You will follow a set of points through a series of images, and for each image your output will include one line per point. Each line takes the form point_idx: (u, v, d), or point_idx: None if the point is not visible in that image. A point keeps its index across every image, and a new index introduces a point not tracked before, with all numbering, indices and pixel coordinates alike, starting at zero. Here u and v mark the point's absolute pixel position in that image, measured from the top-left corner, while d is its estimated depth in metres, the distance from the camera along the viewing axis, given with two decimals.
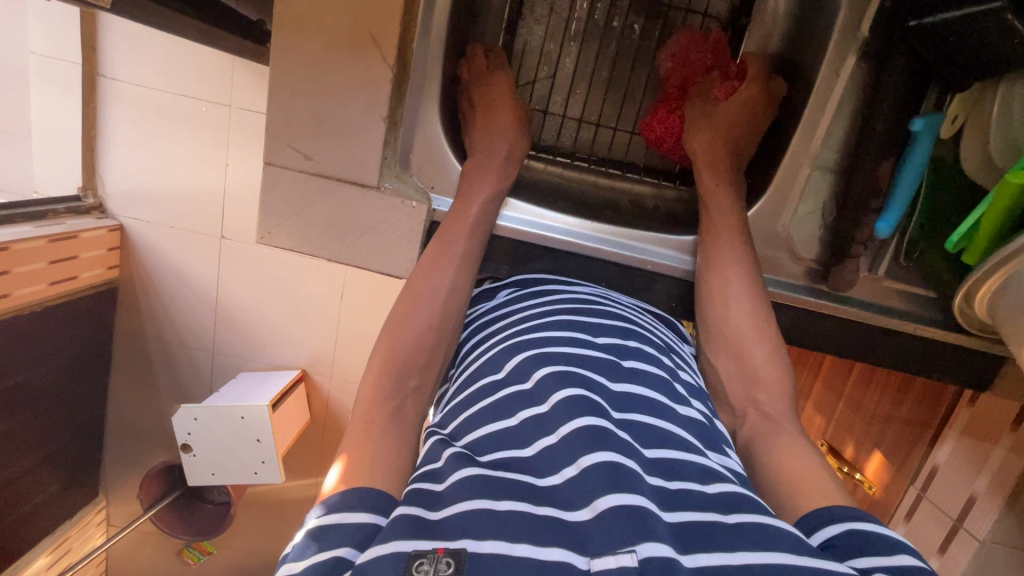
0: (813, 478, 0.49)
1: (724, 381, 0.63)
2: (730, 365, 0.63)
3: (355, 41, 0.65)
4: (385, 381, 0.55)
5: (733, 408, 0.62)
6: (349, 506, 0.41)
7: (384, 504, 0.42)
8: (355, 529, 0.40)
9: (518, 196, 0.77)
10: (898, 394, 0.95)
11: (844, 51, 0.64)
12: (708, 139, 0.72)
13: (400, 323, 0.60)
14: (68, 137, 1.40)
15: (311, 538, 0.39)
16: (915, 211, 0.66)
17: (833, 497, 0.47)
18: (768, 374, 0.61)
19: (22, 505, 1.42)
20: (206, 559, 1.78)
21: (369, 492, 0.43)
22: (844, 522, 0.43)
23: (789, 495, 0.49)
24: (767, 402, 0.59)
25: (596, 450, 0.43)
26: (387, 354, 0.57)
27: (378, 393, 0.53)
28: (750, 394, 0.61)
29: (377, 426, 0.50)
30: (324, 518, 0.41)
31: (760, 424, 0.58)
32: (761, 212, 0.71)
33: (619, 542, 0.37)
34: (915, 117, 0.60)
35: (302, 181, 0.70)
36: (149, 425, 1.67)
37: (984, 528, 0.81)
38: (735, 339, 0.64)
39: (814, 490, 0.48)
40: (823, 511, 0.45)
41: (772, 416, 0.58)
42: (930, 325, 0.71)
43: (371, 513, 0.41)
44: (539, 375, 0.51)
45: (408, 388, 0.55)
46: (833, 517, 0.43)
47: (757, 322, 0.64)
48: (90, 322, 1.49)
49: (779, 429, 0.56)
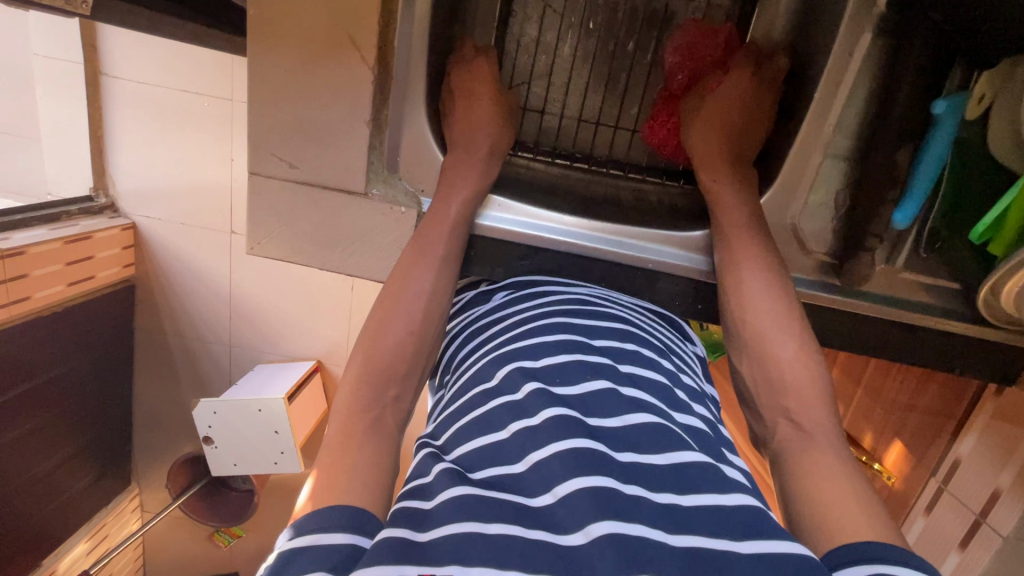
0: (837, 498, 0.47)
1: (750, 385, 0.61)
2: (752, 369, 0.61)
3: (334, 41, 0.62)
4: (362, 391, 0.53)
5: (766, 421, 0.58)
6: (323, 527, 0.40)
7: (366, 524, 0.42)
8: (328, 551, 0.39)
9: (503, 192, 0.74)
10: (921, 381, 0.91)
11: (860, 29, 0.59)
12: (705, 136, 0.69)
13: (376, 334, 0.58)
14: (75, 139, 1.41)
15: (282, 563, 0.38)
16: (936, 199, 0.61)
17: (857, 518, 0.45)
18: (792, 381, 0.58)
19: (57, 497, 1.48)
20: (236, 542, 1.85)
21: (345, 510, 0.42)
22: (868, 563, 0.40)
23: (817, 515, 0.47)
24: (798, 411, 0.56)
25: (589, 474, 0.42)
26: (370, 365, 0.56)
27: (356, 403, 0.52)
28: (780, 402, 0.58)
29: (354, 441, 0.49)
30: (295, 542, 0.40)
31: (792, 438, 0.55)
32: (771, 202, 0.66)
33: (617, 572, 0.36)
34: (937, 100, 0.56)
35: (287, 190, 0.69)
36: (172, 417, 1.72)
37: (1008, 524, 0.78)
38: (756, 342, 0.61)
39: (842, 514, 0.46)
40: (850, 547, 0.42)
41: (803, 427, 0.55)
42: (952, 318, 0.67)
43: (348, 533, 0.40)
44: (528, 387, 0.50)
45: (386, 398, 0.54)
46: (858, 557, 0.40)
47: (780, 324, 0.61)
48: (110, 321, 1.52)
49: (809, 444, 0.54)
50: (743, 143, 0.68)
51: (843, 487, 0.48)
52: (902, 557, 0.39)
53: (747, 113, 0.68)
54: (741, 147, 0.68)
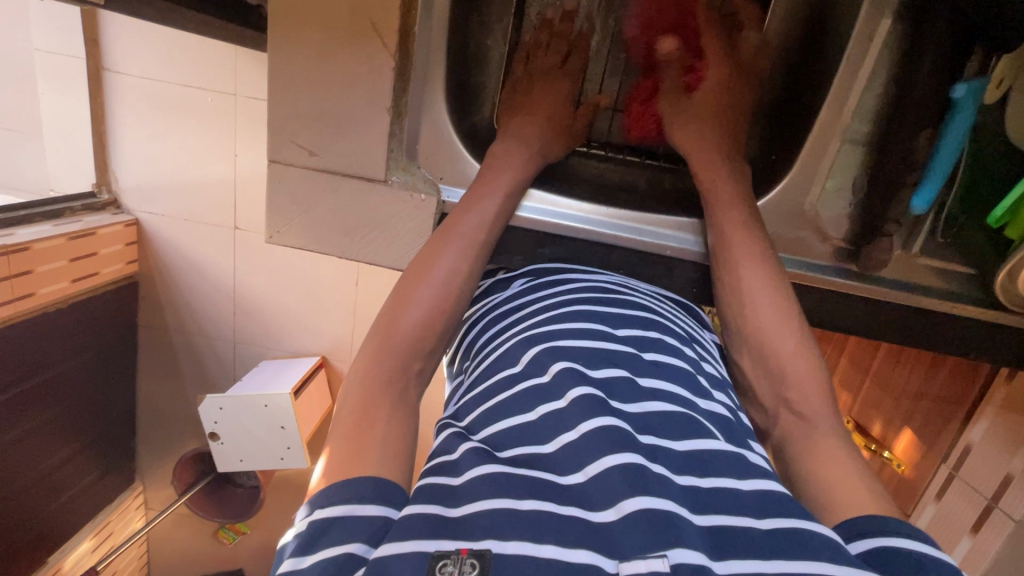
0: (853, 479, 0.48)
1: (754, 384, 0.61)
2: (754, 364, 0.61)
3: (355, 30, 0.62)
4: (386, 360, 0.53)
5: (765, 408, 0.60)
6: (357, 498, 0.41)
7: (392, 495, 0.42)
8: (364, 522, 0.39)
9: (541, 185, 0.75)
10: (930, 368, 0.92)
11: (879, 15, 0.59)
12: (696, 133, 0.70)
13: (403, 302, 0.58)
14: (79, 134, 1.40)
15: (313, 533, 0.39)
16: (954, 183, 0.61)
17: (874, 500, 0.45)
18: (794, 370, 0.58)
19: (62, 494, 1.48)
20: (241, 539, 1.84)
21: (372, 480, 0.42)
22: (871, 538, 0.41)
23: (830, 491, 0.48)
24: (798, 400, 0.57)
25: (621, 450, 0.43)
26: (391, 335, 0.55)
27: (381, 373, 0.52)
28: (779, 395, 0.58)
29: (381, 411, 0.49)
30: (327, 511, 0.40)
31: (792, 427, 0.56)
32: (787, 189, 0.67)
33: (649, 547, 0.36)
34: (958, 83, 0.57)
35: (307, 177, 0.69)
36: (177, 413, 1.71)
37: (1020, 508, 0.79)
38: (758, 341, 0.61)
39: (851, 497, 0.46)
40: (852, 521, 0.43)
41: (803, 415, 0.56)
42: (967, 303, 0.67)
43: (381, 504, 0.41)
44: (556, 368, 0.51)
45: (412, 370, 0.54)
46: (861, 532, 0.42)
47: (782, 316, 0.61)
48: (114, 317, 1.52)
49: (812, 431, 0.54)
50: (732, 129, 0.70)
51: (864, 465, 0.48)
52: (901, 527, 0.41)
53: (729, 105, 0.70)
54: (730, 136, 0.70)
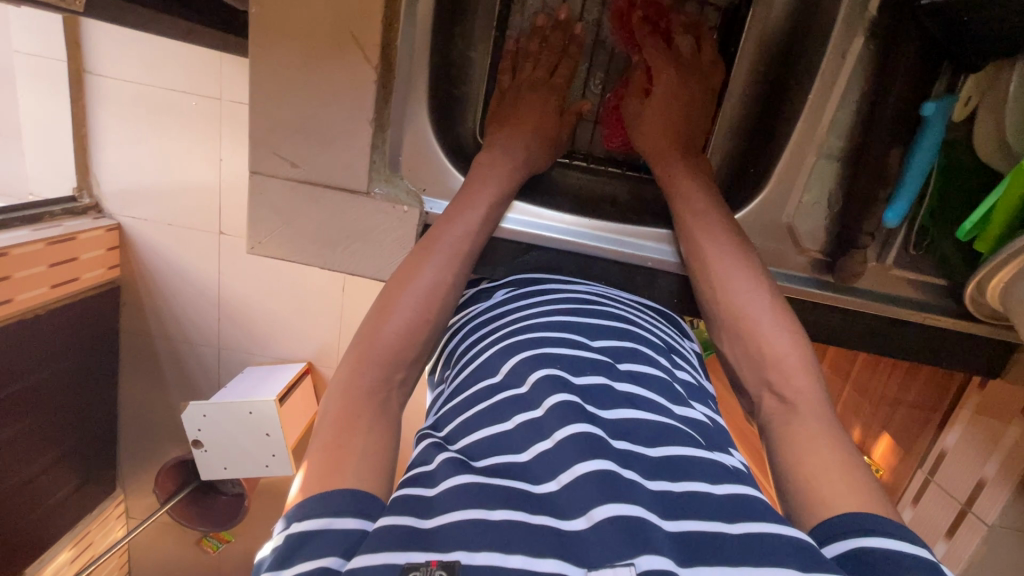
0: (831, 471, 0.47)
1: (734, 364, 0.61)
2: (734, 347, 0.61)
3: (339, 42, 0.62)
4: (366, 372, 0.53)
5: (749, 392, 0.59)
6: (334, 511, 0.41)
7: (370, 507, 0.42)
8: (339, 535, 0.39)
9: (524, 198, 0.76)
10: (907, 377, 0.95)
11: (851, 33, 0.61)
12: (654, 134, 0.72)
13: (384, 313, 0.57)
14: (59, 137, 1.38)
15: (290, 546, 0.39)
16: (925, 197, 0.63)
17: (850, 492, 0.45)
18: (777, 353, 0.58)
19: (39, 504, 1.45)
20: (225, 547, 1.82)
21: (349, 493, 0.42)
22: (847, 539, 0.41)
23: (807, 483, 0.48)
24: (781, 383, 0.56)
25: (591, 458, 0.43)
26: (371, 345, 0.55)
27: (361, 386, 0.52)
28: (763, 374, 0.58)
29: (361, 423, 0.49)
30: (304, 525, 0.40)
31: (774, 410, 0.55)
32: (765, 202, 0.68)
33: (616, 554, 0.37)
34: (926, 101, 0.58)
35: (289, 188, 0.69)
36: (159, 420, 1.69)
37: (993, 512, 0.81)
38: (745, 330, 0.60)
39: (827, 490, 0.46)
40: (833, 520, 0.43)
41: (787, 399, 0.55)
42: (939, 313, 0.68)
43: (358, 517, 0.41)
44: (534, 378, 0.51)
45: (393, 380, 0.54)
46: (838, 533, 0.42)
47: (774, 310, 0.60)
48: (95, 323, 1.49)
49: (795, 417, 0.53)
50: (688, 135, 0.71)
51: (837, 456, 0.48)
52: (876, 525, 0.41)
53: (689, 103, 0.72)
54: (690, 144, 0.71)
